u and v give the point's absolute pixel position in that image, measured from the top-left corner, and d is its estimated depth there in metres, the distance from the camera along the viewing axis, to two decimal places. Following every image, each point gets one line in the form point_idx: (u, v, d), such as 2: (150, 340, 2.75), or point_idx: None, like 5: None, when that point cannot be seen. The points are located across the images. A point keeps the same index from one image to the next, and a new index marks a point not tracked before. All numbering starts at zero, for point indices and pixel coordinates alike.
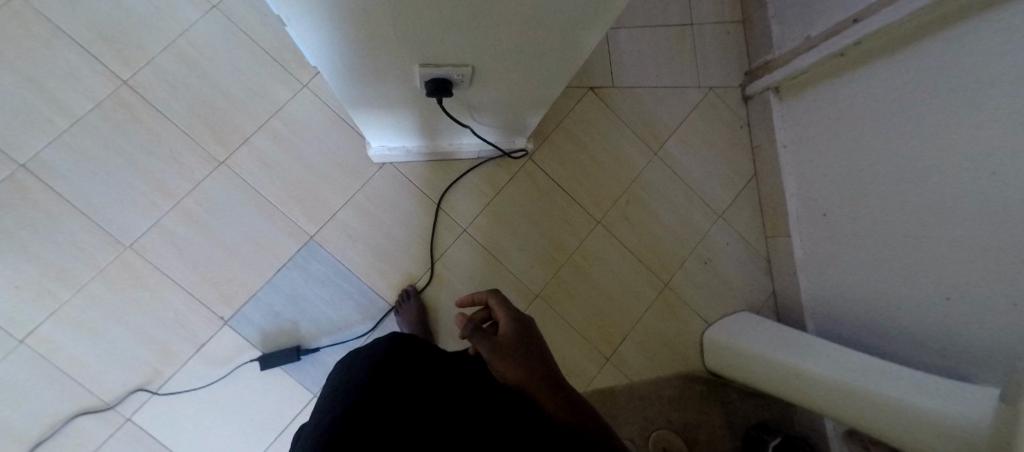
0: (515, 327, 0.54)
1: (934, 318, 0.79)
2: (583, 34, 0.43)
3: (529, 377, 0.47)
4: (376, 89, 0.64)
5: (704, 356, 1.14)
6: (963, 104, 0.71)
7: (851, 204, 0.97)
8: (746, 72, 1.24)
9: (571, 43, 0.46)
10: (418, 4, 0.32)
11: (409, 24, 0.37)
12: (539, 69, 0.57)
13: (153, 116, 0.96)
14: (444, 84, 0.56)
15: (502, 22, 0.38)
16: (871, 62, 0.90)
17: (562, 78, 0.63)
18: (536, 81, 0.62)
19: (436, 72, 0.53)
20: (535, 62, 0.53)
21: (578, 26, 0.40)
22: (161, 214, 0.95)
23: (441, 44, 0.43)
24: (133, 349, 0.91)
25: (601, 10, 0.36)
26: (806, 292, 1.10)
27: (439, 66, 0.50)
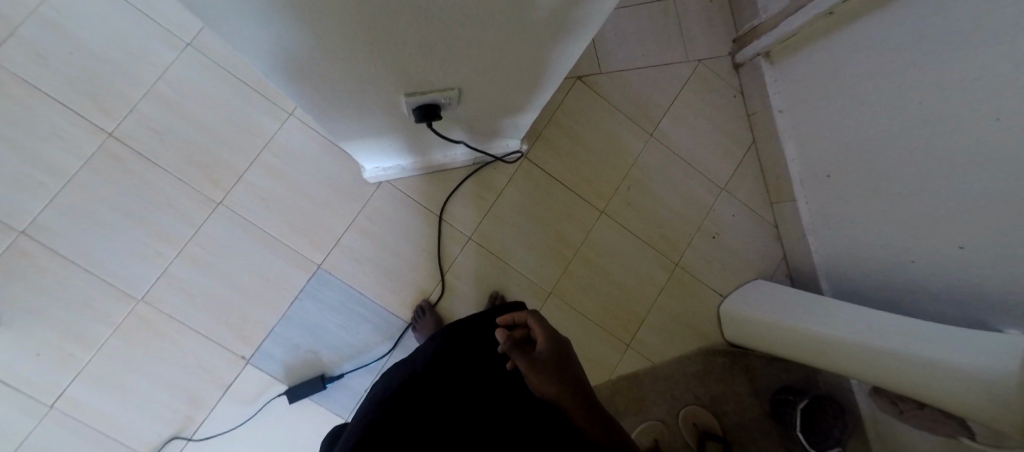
0: (555, 345, 0.49)
1: (948, 269, 0.79)
2: (562, 46, 0.44)
3: (567, 396, 0.43)
4: (365, 117, 0.63)
5: (723, 329, 1.14)
6: (961, 44, 0.69)
7: (854, 163, 0.96)
8: (734, 40, 1.22)
9: (556, 54, 0.48)
10: (408, 29, 0.32)
11: (399, 50, 0.37)
12: (524, 82, 0.58)
13: (143, 165, 0.95)
14: (431, 109, 0.57)
15: (491, 41, 0.39)
16: (861, 17, 0.88)
17: (547, 87, 0.63)
18: (521, 93, 0.63)
19: (421, 100, 0.54)
20: (518, 76, 0.54)
21: (563, 36, 0.42)
22: (167, 262, 0.95)
23: (429, 68, 0.44)
24: (162, 399, 0.92)
25: (586, 18, 0.38)
26: (817, 255, 1.10)
27: (427, 92, 0.51)
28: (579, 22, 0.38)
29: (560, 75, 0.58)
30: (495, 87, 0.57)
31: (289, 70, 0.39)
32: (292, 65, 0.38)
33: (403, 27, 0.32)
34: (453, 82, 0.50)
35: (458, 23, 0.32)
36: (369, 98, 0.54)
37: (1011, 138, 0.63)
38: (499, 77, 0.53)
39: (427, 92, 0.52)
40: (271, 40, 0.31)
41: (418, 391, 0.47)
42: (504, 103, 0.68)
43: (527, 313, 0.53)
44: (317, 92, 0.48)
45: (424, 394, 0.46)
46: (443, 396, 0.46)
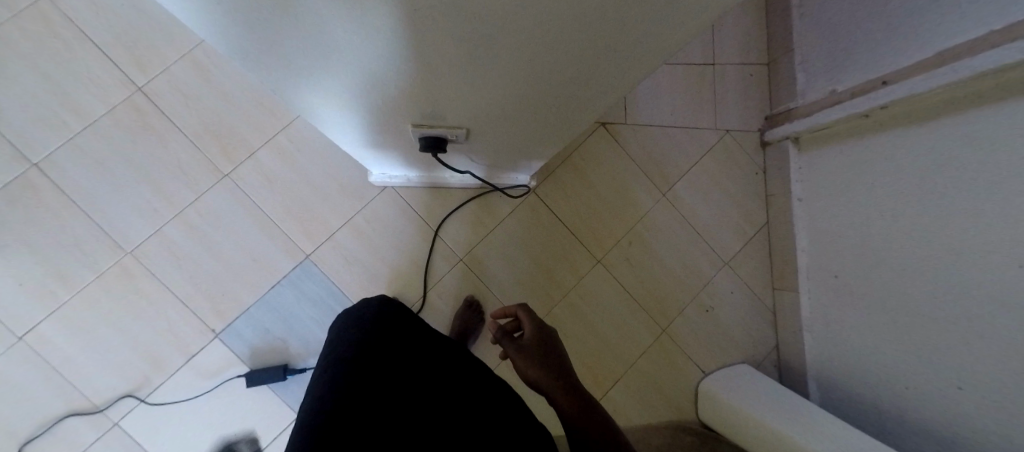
0: (543, 332, 0.54)
1: (943, 404, 0.77)
2: (582, 102, 0.52)
3: (547, 381, 0.48)
4: (374, 122, 0.63)
5: (699, 407, 1.10)
6: (1001, 173, 0.67)
7: (865, 270, 0.93)
8: (766, 116, 1.20)
9: (573, 108, 0.55)
10: (465, 68, 0.38)
11: (443, 83, 0.43)
12: (530, 128, 0.65)
13: (163, 123, 0.97)
14: (438, 142, 0.65)
15: (529, 89, 0.45)
16: (896, 127, 0.87)
17: (552, 133, 0.71)
18: (527, 136, 0.70)
19: (428, 132, 0.63)
20: (534, 121, 0.61)
21: (587, 95, 0.49)
22: (163, 222, 0.96)
23: (462, 103, 0.50)
24: (125, 354, 0.92)
25: (612, 82, 0.45)
26: (811, 353, 1.06)
27: (432, 127, 0.60)
28: (606, 84, 0.45)
29: (565, 124, 0.65)
30: (499, 131, 0.66)
31: (307, 64, 0.40)
32: (311, 60, 0.38)
33: (461, 66, 0.37)
34: (463, 122, 0.59)
35: (515, 65, 0.36)
36: (386, 109, 0.55)
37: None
38: (505, 125, 0.62)
39: (433, 125, 0.61)
40: (299, 33, 0.31)
41: (376, 376, 0.43)
42: (513, 144, 0.75)
43: (516, 306, 0.56)
44: (330, 88, 0.47)
45: (380, 384, 0.43)
46: (404, 384, 0.45)
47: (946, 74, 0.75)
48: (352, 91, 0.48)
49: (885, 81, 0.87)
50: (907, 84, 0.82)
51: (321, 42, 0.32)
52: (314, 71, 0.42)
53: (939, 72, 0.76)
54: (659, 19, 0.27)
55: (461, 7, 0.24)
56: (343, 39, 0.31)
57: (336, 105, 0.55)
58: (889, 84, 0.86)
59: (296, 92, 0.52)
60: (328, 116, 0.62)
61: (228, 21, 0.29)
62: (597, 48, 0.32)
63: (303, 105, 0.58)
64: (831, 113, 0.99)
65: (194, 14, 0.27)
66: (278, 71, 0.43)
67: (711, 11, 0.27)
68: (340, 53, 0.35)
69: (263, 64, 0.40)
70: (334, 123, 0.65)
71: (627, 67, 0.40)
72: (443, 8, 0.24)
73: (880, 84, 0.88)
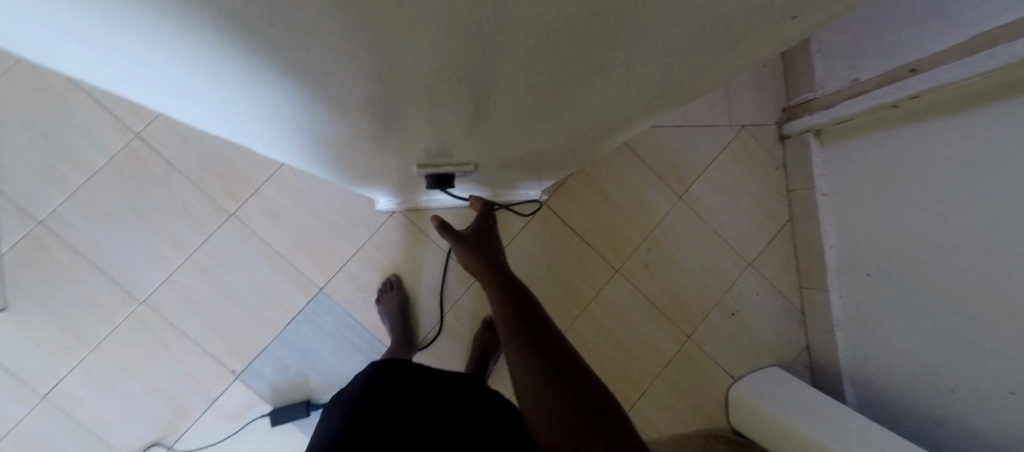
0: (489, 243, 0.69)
1: (990, 409, 0.73)
2: (621, 125, 0.50)
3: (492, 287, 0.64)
4: (371, 162, 0.59)
5: (730, 413, 1.07)
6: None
7: (899, 268, 0.89)
8: (783, 108, 1.14)
9: (605, 132, 0.53)
10: (510, 110, 0.36)
11: (481, 121, 0.40)
12: (550, 151, 0.63)
13: (164, 168, 0.95)
14: (444, 178, 0.64)
15: (569, 122, 0.43)
16: (929, 118, 0.82)
17: (572, 153, 0.68)
18: (546, 158, 0.68)
19: (433, 170, 0.61)
20: (558, 145, 0.58)
21: (624, 121, 0.47)
22: (173, 268, 0.95)
23: (499, 137, 0.48)
24: (149, 403, 0.92)
25: (657, 110, 0.43)
26: (844, 353, 1.02)
27: (437, 166, 0.58)
28: (650, 111, 0.44)
29: (586, 145, 0.62)
30: (507, 162, 0.65)
31: (294, 119, 0.35)
32: (300, 116, 0.33)
33: (507, 109, 0.36)
34: (472, 158, 0.58)
35: (561, 103, 0.35)
36: (393, 151, 0.52)
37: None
38: (511, 157, 0.61)
39: (439, 164, 0.59)
40: (281, 91, 0.26)
41: (394, 387, 0.50)
42: (530, 166, 0.72)
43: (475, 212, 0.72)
44: (316, 136, 0.42)
45: (391, 400, 0.48)
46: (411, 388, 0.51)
47: (979, 63, 0.70)
48: (342, 137, 0.43)
49: (913, 69, 0.82)
50: (937, 73, 0.77)
51: (309, 96, 0.28)
52: (301, 125, 0.37)
53: (971, 60, 0.71)
54: (643, 81, 0.30)
55: (480, 72, 0.25)
56: (331, 92, 0.27)
57: (332, 152, 0.51)
58: (919, 72, 0.81)
59: (273, 142, 0.47)
60: (314, 158, 0.57)
61: (194, 86, 0.24)
62: (592, 101, 0.35)
63: (286, 154, 0.54)
64: (855, 105, 0.94)
65: (147, 79, 0.22)
66: (253, 127, 0.38)
67: (702, 72, 0.29)
68: (333, 105, 0.31)
69: (252, 125, 0.37)
70: (324, 166, 0.62)
71: (623, 112, 0.42)
72: (461, 71, 0.24)
73: (908, 73, 0.83)
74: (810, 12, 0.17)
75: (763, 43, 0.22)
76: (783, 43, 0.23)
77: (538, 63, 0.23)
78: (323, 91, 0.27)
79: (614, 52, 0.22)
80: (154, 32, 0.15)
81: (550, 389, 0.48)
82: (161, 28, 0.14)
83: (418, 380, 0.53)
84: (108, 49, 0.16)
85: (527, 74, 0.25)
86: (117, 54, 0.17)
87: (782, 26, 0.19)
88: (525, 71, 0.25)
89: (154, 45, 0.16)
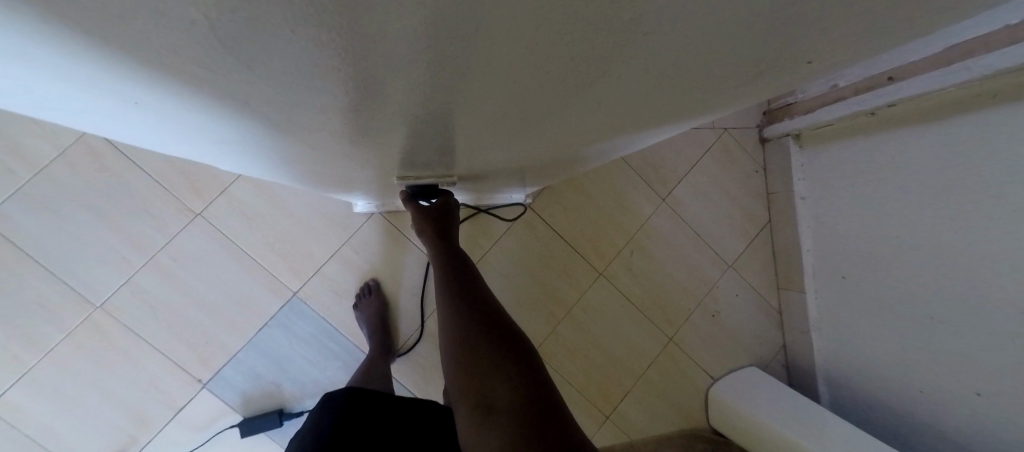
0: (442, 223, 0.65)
1: (956, 406, 0.77)
2: (611, 138, 0.50)
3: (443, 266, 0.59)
4: (340, 166, 0.56)
5: (709, 412, 1.08)
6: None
7: (872, 271, 0.92)
8: (763, 112, 1.16)
9: (594, 144, 0.53)
10: (503, 119, 0.35)
11: (474, 131, 0.40)
12: (540, 160, 0.62)
13: (123, 164, 0.89)
14: (428, 189, 0.67)
15: (560, 133, 0.43)
16: (901, 126, 0.85)
17: (560, 162, 0.68)
18: (536, 165, 0.68)
19: (414, 182, 0.64)
20: (547, 154, 0.58)
21: (614, 134, 0.47)
22: (133, 270, 0.89)
23: (492, 146, 0.48)
24: (106, 416, 0.87)
25: (646, 125, 0.44)
26: (819, 353, 1.05)
27: (416, 178, 0.61)
28: (641, 126, 0.44)
29: (576, 155, 0.63)
30: (486, 172, 0.68)
31: (247, 131, 0.32)
32: (255, 128, 0.30)
33: (500, 118, 0.35)
34: (455, 170, 0.62)
35: (554, 115, 0.34)
36: (376, 158, 0.50)
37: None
38: (503, 163, 0.61)
39: (421, 176, 0.62)
40: (222, 101, 0.23)
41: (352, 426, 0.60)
42: (518, 172, 0.72)
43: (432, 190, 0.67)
44: (262, 139, 0.38)
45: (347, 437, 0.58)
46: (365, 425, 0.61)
47: (957, 74, 0.73)
48: (291, 139, 0.39)
49: (891, 77, 0.85)
50: (915, 82, 0.80)
51: (259, 105, 0.24)
52: (243, 131, 0.33)
53: (950, 71, 0.74)
54: (647, 98, 0.31)
55: (481, 83, 0.24)
56: (295, 99, 0.24)
57: (298, 157, 0.48)
58: (896, 80, 0.85)
59: (216, 144, 0.42)
60: (259, 161, 0.51)
61: (95, 93, 0.20)
62: (592, 116, 0.36)
63: (239, 159, 0.50)
64: (834, 110, 0.96)
65: (35, 84, 0.18)
66: (182, 131, 0.33)
67: (708, 93, 0.32)
68: (284, 112, 0.27)
69: (207, 135, 0.34)
70: (290, 170, 0.58)
71: (612, 129, 0.44)
72: (463, 81, 0.24)
73: (886, 80, 0.86)
74: (842, 34, 0.19)
75: (779, 62, 0.24)
76: (792, 67, 0.26)
77: (538, 72, 0.22)
78: (286, 98, 0.24)
79: (643, 68, 0.23)
80: (103, 38, 0.13)
81: (488, 381, 0.43)
82: (107, 31, 0.12)
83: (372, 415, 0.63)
84: (50, 59, 0.14)
85: (547, 87, 0.26)
86: (50, 61, 0.14)
87: (791, 34, 0.19)
88: (546, 84, 0.25)
89: (82, 48, 0.13)
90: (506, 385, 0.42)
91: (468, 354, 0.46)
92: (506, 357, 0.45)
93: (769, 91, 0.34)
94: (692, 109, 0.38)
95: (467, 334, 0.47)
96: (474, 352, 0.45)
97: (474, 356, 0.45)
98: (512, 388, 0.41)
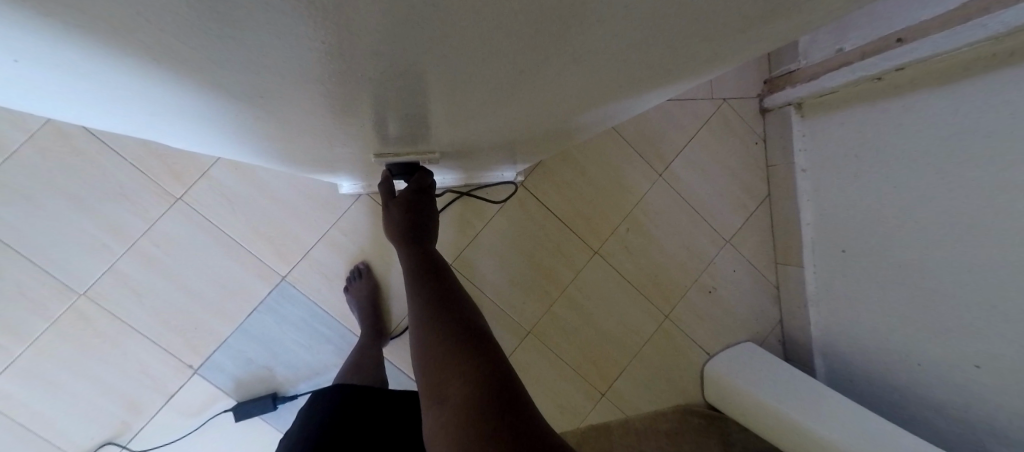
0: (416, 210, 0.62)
1: (950, 378, 0.77)
2: (609, 102, 0.46)
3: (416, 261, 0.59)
4: (311, 145, 0.52)
5: (705, 388, 1.08)
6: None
7: (871, 244, 0.90)
8: (764, 80, 1.12)
9: (590, 109, 0.49)
10: (484, 86, 0.32)
11: (458, 101, 0.36)
12: (534, 130, 0.58)
13: (95, 147, 0.84)
14: (411, 165, 0.64)
15: (548, 100, 0.39)
16: (906, 91, 0.81)
17: (554, 132, 0.64)
18: (529, 137, 0.63)
19: (394, 159, 0.61)
20: (540, 124, 0.54)
21: (609, 98, 0.43)
22: (114, 258, 0.87)
23: (479, 116, 0.44)
24: (98, 401, 0.87)
25: (637, 87, 0.39)
26: (816, 327, 1.05)
27: (396, 154, 0.58)
28: (638, 88, 0.40)
29: (572, 123, 0.58)
30: (472, 147, 0.64)
31: (194, 105, 0.29)
32: (201, 103, 0.28)
33: (480, 86, 0.31)
34: (435, 146, 0.58)
35: (540, 80, 0.31)
36: (349, 133, 0.46)
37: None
38: (492, 135, 0.57)
39: (401, 153, 0.59)
40: (138, 74, 0.20)
41: (346, 425, 0.60)
42: (509, 145, 0.68)
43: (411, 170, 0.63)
44: (213, 117, 0.35)
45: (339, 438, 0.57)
46: (356, 426, 0.60)
47: (971, 31, 0.68)
48: (243, 117, 0.35)
49: (900, 38, 0.81)
50: (925, 42, 0.75)
51: (190, 78, 0.21)
52: (190, 109, 0.30)
53: (964, 29, 0.69)
54: (633, 58, 0.28)
55: (449, 50, 0.21)
56: (232, 72, 0.22)
57: (264, 136, 0.45)
58: (905, 42, 0.80)
59: (171, 126, 0.39)
60: (224, 140, 0.48)
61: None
62: (573, 76, 0.31)
63: (203, 138, 0.47)
64: (839, 77, 0.92)
65: None
66: (114, 110, 0.30)
67: (706, 40, 0.26)
68: (222, 86, 0.24)
69: (154, 113, 0.31)
70: (261, 150, 0.55)
71: (605, 89, 0.38)
72: (428, 49, 0.21)
73: (895, 42, 0.81)
74: None
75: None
76: (804, 7, 0.21)
77: (511, 33, 0.19)
78: (219, 71, 0.21)
79: (608, 15, 0.18)
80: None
81: (447, 377, 0.41)
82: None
83: (365, 413, 0.62)
84: None
85: (501, 43, 0.21)
86: None
87: None
88: (500, 38, 0.20)
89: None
90: (462, 384, 0.39)
91: (433, 356, 0.44)
92: (468, 355, 0.42)
93: (788, 33, 0.28)
94: (694, 60, 0.32)
95: (434, 335, 0.46)
96: (439, 353, 0.44)
97: (438, 357, 0.43)
98: (468, 386, 0.39)
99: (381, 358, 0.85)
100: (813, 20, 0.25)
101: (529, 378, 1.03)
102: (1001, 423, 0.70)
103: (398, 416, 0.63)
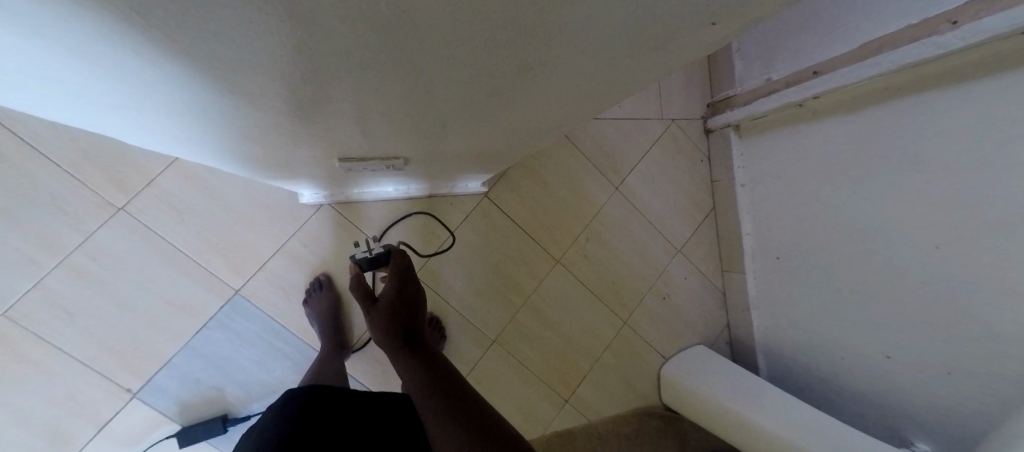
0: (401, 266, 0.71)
1: (868, 369, 0.87)
2: (567, 115, 0.50)
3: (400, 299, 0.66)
4: (269, 148, 0.52)
5: (661, 391, 1.14)
6: (931, 155, 0.71)
7: (800, 251, 1.00)
8: (708, 104, 1.24)
9: (549, 123, 0.53)
10: (445, 94, 0.35)
11: (426, 108, 0.39)
12: (494, 143, 0.62)
13: (26, 153, 0.78)
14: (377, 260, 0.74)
15: (509, 111, 0.43)
16: (824, 115, 0.93)
17: (516, 145, 0.68)
18: (494, 149, 0.67)
19: (357, 165, 0.62)
20: (501, 137, 0.57)
21: (568, 111, 0.47)
22: (43, 272, 0.79)
23: (444, 126, 0.47)
24: (13, 433, 0.78)
25: (590, 101, 0.44)
26: (758, 329, 1.14)
27: (359, 160, 0.59)
28: (592, 101, 0.44)
29: (531, 138, 0.63)
30: (437, 157, 0.66)
31: (157, 94, 0.30)
32: (166, 93, 0.29)
33: (441, 93, 0.34)
34: (400, 153, 0.61)
35: (498, 88, 0.34)
36: (310, 139, 0.48)
37: (970, 275, 0.67)
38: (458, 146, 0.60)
39: (363, 160, 0.61)
40: (114, 54, 0.20)
41: (322, 411, 0.60)
42: (471, 157, 0.71)
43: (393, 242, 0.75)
44: (173, 115, 0.35)
45: (320, 421, 0.58)
46: (332, 413, 0.60)
47: (870, 67, 0.80)
48: (204, 118, 0.36)
49: (817, 70, 0.92)
50: (836, 75, 0.87)
51: (168, 64, 0.22)
52: (152, 100, 0.31)
53: (865, 64, 0.81)
54: (576, 72, 0.32)
55: (409, 52, 0.24)
56: (201, 63, 0.23)
57: (225, 136, 0.45)
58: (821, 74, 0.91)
59: (117, 116, 0.38)
60: (183, 143, 0.47)
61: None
62: (521, 84, 0.34)
63: (152, 134, 0.46)
64: (769, 102, 1.03)
65: None
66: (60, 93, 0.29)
67: (630, 59, 0.30)
68: (198, 77, 0.25)
69: (116, 101, 0.32)
70: (213, 151, 0.54)
71: (553, 104, 0.42)
72: (392, 49, 0.23)
73: (812, 74, 0.93)
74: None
75: (678, 23, 0.23)
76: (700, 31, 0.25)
77: (463, 36, 0.22)
78: (207, 60, 0.22)
79: (547, 28, 0.22)
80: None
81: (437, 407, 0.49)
82: None
83: (342, 405, 0.63)
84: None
85: (466, 46, 0.24)
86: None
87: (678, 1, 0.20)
88: (453, 42, 0.23)
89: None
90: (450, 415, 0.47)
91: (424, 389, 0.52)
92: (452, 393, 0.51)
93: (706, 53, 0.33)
94: (625, 80, 0.37)
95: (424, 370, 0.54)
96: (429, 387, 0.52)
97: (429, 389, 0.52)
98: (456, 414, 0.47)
99: (343, 369, 0.83)
100: (721, 39, 0.29)
101: (494, 387, 1.04)
102: (914, 408, 0.80)
103: (368, 414, 0.64)
